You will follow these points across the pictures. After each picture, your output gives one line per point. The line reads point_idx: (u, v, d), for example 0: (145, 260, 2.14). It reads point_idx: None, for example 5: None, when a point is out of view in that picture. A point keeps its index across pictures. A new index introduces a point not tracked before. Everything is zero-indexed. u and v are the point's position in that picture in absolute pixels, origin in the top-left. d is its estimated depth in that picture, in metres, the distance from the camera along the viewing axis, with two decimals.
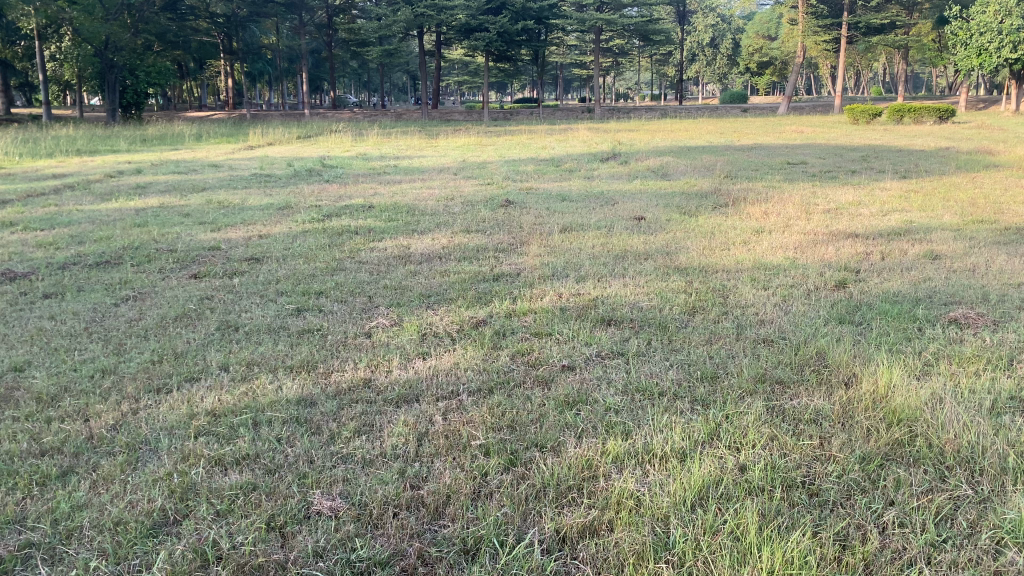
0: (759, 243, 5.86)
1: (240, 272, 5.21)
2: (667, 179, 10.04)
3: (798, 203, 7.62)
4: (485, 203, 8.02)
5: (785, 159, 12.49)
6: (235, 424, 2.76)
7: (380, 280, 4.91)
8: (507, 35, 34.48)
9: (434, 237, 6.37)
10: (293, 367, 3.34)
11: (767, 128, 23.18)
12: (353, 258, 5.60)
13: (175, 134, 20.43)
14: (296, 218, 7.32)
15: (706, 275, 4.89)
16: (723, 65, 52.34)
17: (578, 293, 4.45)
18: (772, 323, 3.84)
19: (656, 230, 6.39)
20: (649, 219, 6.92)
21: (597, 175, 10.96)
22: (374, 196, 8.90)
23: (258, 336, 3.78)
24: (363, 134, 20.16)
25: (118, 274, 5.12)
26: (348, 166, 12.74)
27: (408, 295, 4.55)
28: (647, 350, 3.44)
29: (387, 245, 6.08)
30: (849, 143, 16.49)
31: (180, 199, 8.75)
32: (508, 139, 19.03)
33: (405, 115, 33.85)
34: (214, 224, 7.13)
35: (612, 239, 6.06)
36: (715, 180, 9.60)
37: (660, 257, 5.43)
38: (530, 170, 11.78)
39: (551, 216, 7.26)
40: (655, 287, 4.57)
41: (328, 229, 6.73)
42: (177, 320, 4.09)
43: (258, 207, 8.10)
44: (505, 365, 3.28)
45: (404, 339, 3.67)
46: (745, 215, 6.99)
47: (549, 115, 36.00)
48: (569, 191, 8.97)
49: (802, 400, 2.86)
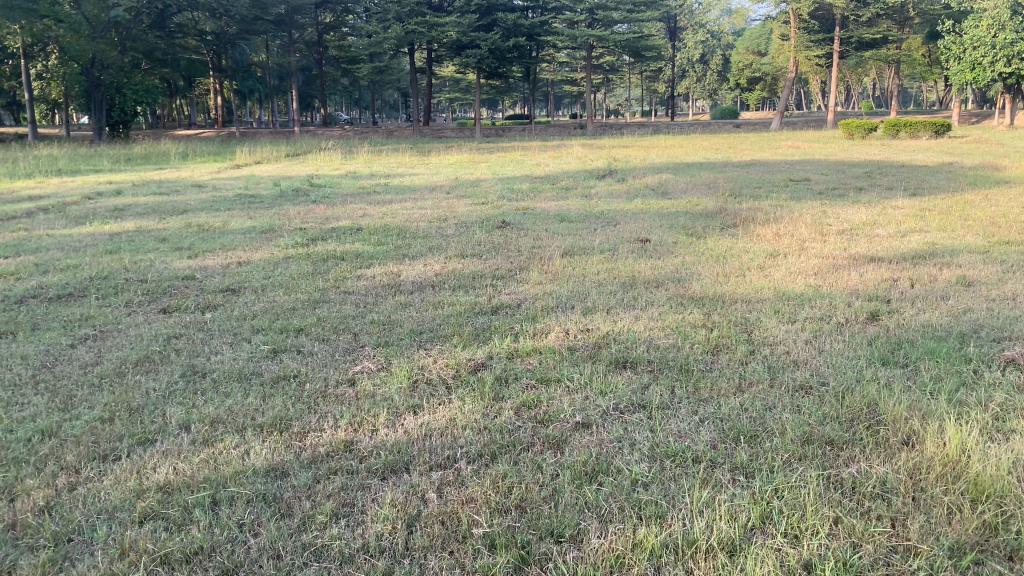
0: (776, 268, 5.46)
1: (213, 305, 4.75)
2: (668, 197, 9.64)
3: (810, 223, 7.24)
4: (479, 225, 7.59)
5: (788, 176, 12.09)
6: (191, 504, 2.31)
7: (367, 315, 4.46)
8: (498, 51, 34.22)
9: (426, 263, 5.95)
10: (264, 427, 2.89)
11: (763, 143, 22.89)
12: (338, 287, 5.15)
13: (160, 152, 20.03)
14: (278, 243, 6.88)
15: (724, 305, 4.47)
16: (714, 80, 52.34)
17: (586, 328, 4.01)
18: (808, 366, 3.41)
19: (665, 254, 5.97)
20: (654, 241, 6.52)
21: (595, 193, 10.55)
22: (362, 218, 8.47)
23: (227, 385, 3.33)
24: (353, 151, 19.74)
25: (80, 309, 4.67)
26: (337, 185, 12.32)
27: (397, 331, 4.10)
28: (670, 402, 2.99)
29: (376, 272, 5.63)
30: (850, 158, 16.14)
31: (157, 223, 8.31)
32: (501, 155, 18.67)
33: (396, 133, 33.45)
34: (191, 251, 6.69)
35: (617, 265, 5.63)
36: (718, 199, 9.20)
37: (672, 285, 5.02)
38: (524, 189, 11.36)
39: (549, 238, 6.84)
40: (671, 320, 4.13)
41: (312, 255, 6.30)
42: (137, 365, 3.63)
43: (240, 230, 7.65)
44: (509, 422, 2.84)
45: (393, 388, 3.22)
46: (756, 237, 6.57)
47: (541, 130, 35.69)
48: (568, 211, 8.55)
49: (861, 467, 2.43)
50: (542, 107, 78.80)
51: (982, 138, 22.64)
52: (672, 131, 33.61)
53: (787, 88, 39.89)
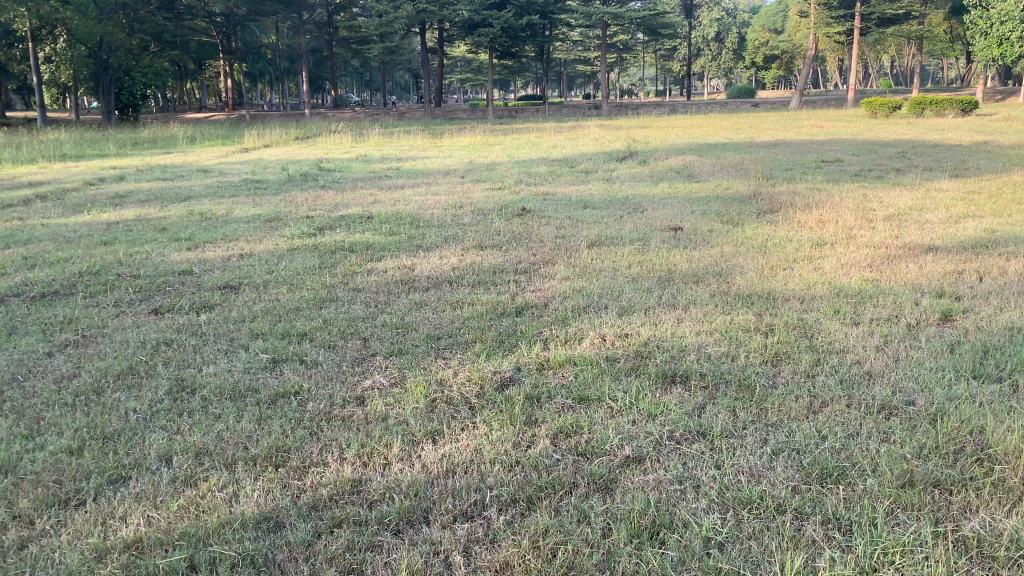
0: (826, 260, 4.99)
1: (209, 305, 4.32)
2: (696, 180, 9.16)
3: (853, 208, 6.75)
4: (497, 212, 7.14)
5: (818, 157, 11.59)
6: (164, 569, 1.89)
7: (378, 317, 4.01)
8: (511, 31, 33.58)
9: (441, 255, 5.51)
10: (258, 459, 2.46)
11: (784, 124, 22.28)
12: (348, 284, 4.71)
13: (167, 136, 19.65)
14: (283, 232, 6.44)
15: (776, 305, 4.02)
16: (729, 60, 51.51)
17: (625, 333, 3.56)
18: (886, 382, 2.95)
19: (700, 244, 5.51)
20: (687, 229, 6.06)
21: (616, 177, 10.07)
22: (373, 205, 8.02)
23: (219, 406, 2.90)
24: (365, 134, 19.28)
25: (65, 310, 4.25)
26: (348, 169, 11.88)
27: (412, 336, 3.66)
28: (735, 430, 2.55)
29: (388, 266, 5.18)
30: (878, 137, 15.57)
31: (158, 211, 7.88)
32: (516, 137, 18.17)
33: (408, 115, 32.95)
34: (191, 242, 6.26)
35: (650, 257, 5.17)
36: (749, 182, 8.72)
37: (714, 280, 4.56)
38: (543, 172, 10.88)
39: (573, 227, 6.37)
40: (718, 324, 3.68)
41: (319, 246, 5.86)
42: (118, 379, 3.20)
43: (244, 219, 7.22)
44: (547, 455, 2.40)
45: (407, 409, 2.78)
46: (798, 225, 6.09)
47: (555, 111, 35.12)
48: (590, 197, 8.09)
49: (984, 521, 1.98)
50: (554, 87, 78.01)
51: (1013, 115, 21.93)
52: (690, 110, 32.95)
53: (805, 65, 39.03)
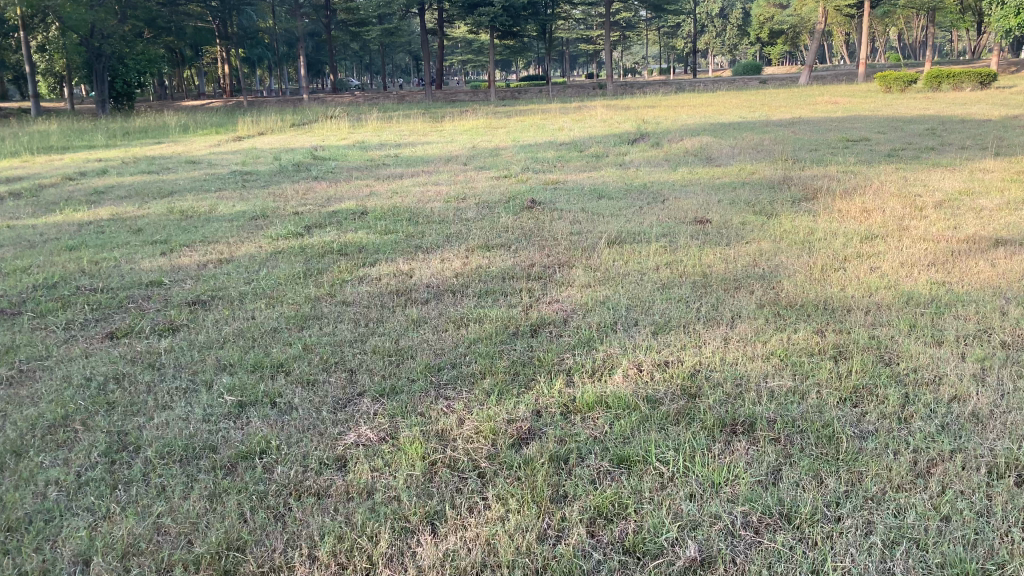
0: (882, 258, 4.38)
1: (174, 327, 3.72)
2: (717, 164, 8.53)
3: (897, 194, 6.12)
4: (503, 205, 6.53)
5: (842, 136, 10.94)
6: None
7: (368, 340, 3.41)
8: (512, 10, 32.68)
9: (442, 257, 4.91)
10: (203, 563, 1.87)
11: (796, 100, 21.57)
12: (335, 297, 4.11)
13: (160, 125, 19.06)
14: (268, 233, 5.82)
15: (837, 319, 3.42)
16: (733, 36, 51.13)
17: (665, 360, 2.95)
18: (1004, 429, 2.35)
19: (734, 241, 4.90)
20: (715, 221, 5.45)
21: (629, 161, 9.46)
22: (368, 198, 7.40)
23: (164, 474, 2.30)
24: (363, 119, 18.67)
25: (5, 335, 3.64)
26: (344, 157, 11.25)
27: (409, 365, 3.07)
28: (826, 512, 1.95)
29: (384, 272, 4.58)
30: (900, 114, 14.90)
31: (136, 209, 7.27)
32: (521, 120, 17.52)
33: (408, 98, 32.24)
34: (167, 245, 5.65)
35: (680, 257, 4.56)
36: (775, 165, 8.09)
37: (758, 286, 3.96)
38: (550, 157, 10.26)
39: (590, 222, 5.75)
40: (770, 345, 3.11)
41: (306, 249, 5.25)
42: (47, 435, 2.61)
43: (227, 217, 6.61)
44: (585, 556, 1.81)
45: (400, 479, 2.19)
46: (841, 215, 5.47)
47: (560, 92, 34.34)
48: (604, 184, 7.45)
49: None
50: (556, 67, 77.11)
51: None
52: (697, 89, 32.12)
53: (814, 40, 38.17)
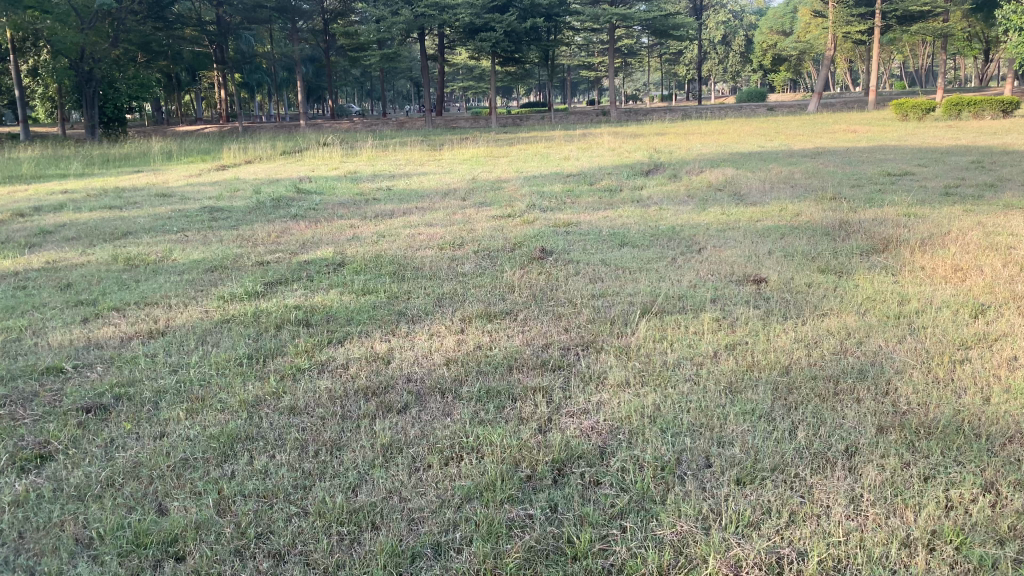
0: (1012, 342, 3.32)
1: (45, 455, 2.62)
2: (750, 202, 7.48)
3: (986, 244, 5.06)
4: (508, 254, 5.46)
5: (881, 169, 9.91)
6: None
7: (313, 486, 2.32)
8: (514, 34, 31.87)
9: (433, 330, 3.84)
10: None
11: (811, 128, 20.60)
12: (281, 400, 3.02)
13: (142, 152, 18.07)
14: (219, 292, 4.73)
15: (1003, 459, 2.34)
16: (736, 62, 50.48)
17: (774, 559, 1.86)
18: None
19: (806, 316, 3.83)
20: (774, 283, 4.39)
21: (648, 197, 8.41)
22: (350, 242, 6.33)
23: None
24: (356, 147, 17.65)
25: None
26: (330, 190, 10.18)
27: (371, 546, 1.98)
28: None
29: (353, 356, 3.50)
30: (929, 144, 13.92)
31: (76, 255, 6.20)
32: (524, 148, 16.56)
33: (408, 125, 31.41)
34: (93, 309, 4.55)
35: (744, 339, 3.50)
36: (820, 205, 7.03)
37: (862, 391, 2.88)
38: (559, 192, 9.20)
39: (615, 278, 4.69)
40: (924, 516, 2.04)
41: (260, 317, 4.16)
42: None
43: (178, 268, 5.53)
44: None
45: None
46: (927, 275, 4.42)
47: (563, 118, 33.54)
48: (626, 227, 6.38)
49: None
50: (557, 93, 76.74)
51: None
52: (704, 115, 31.20)
53: (821, 68, 37.40)
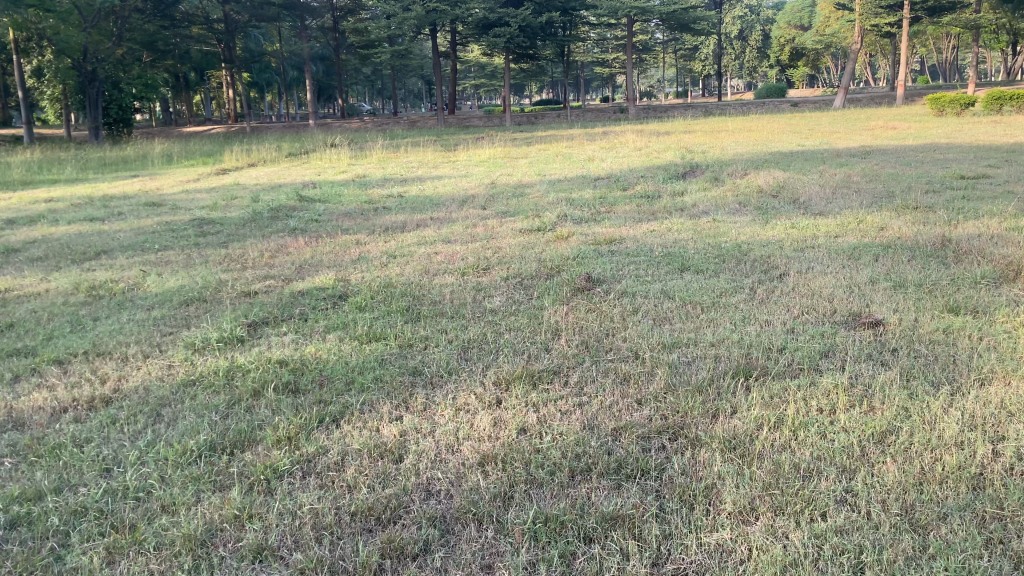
0: None
1: None
2: (818, 212, 6.49)
3: None
4: (547, 283, 4.51)
5: (948, 171, 8.87)
6: None
7: None
8: (529, 29, 30.88)
9: (459, 402, 2.87)
10: None
11: (846, 125, 19.53)
12: (245, 535, 2.07)
13: (143, 155, 17.26)
14: (188, 338, 3.78)
15: None
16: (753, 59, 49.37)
17: None
18: None
19: (961, 382, 2.84)
20: (900, 329, 3.40)
21: (694, 205, 7.43)
22: (356, 264, 5.38)
23: None
24: (366, 148, 16.71)
25: None
26: (336, 197, 9.22)
27: None
28: None
29: (351, 448, 2.54)
30: (984, 141, 12.84)
31: (35, 282, 5.27)
32: (545, 148, 15.59)
33: (420, 124, 30.47)
34: (29, 361, 3.62)
35: (895, 423, 2.51)
36: (905, 216, 6.02)
37: None
38: (590, 199, 8.23)
39: (689, 319, 3.71)
40: None
41: (235, 379, 3.21)
42: None
43: (147, 301, 4.59)
44: None
45: None
46: None
47: (580, 117, 32.53)
48: (682, 245, 5.41)
49: None
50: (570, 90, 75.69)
51: None
52: (726, 112, 30.13)
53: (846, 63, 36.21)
